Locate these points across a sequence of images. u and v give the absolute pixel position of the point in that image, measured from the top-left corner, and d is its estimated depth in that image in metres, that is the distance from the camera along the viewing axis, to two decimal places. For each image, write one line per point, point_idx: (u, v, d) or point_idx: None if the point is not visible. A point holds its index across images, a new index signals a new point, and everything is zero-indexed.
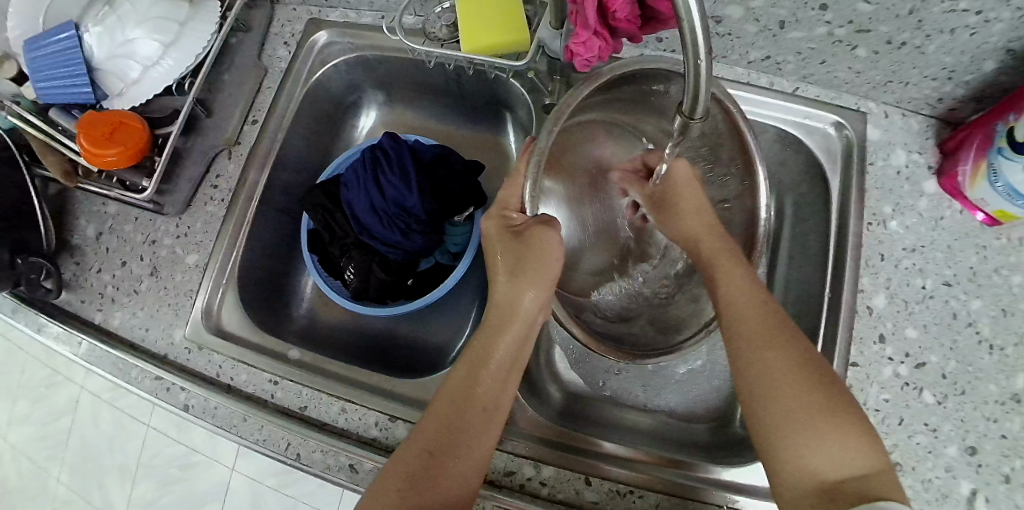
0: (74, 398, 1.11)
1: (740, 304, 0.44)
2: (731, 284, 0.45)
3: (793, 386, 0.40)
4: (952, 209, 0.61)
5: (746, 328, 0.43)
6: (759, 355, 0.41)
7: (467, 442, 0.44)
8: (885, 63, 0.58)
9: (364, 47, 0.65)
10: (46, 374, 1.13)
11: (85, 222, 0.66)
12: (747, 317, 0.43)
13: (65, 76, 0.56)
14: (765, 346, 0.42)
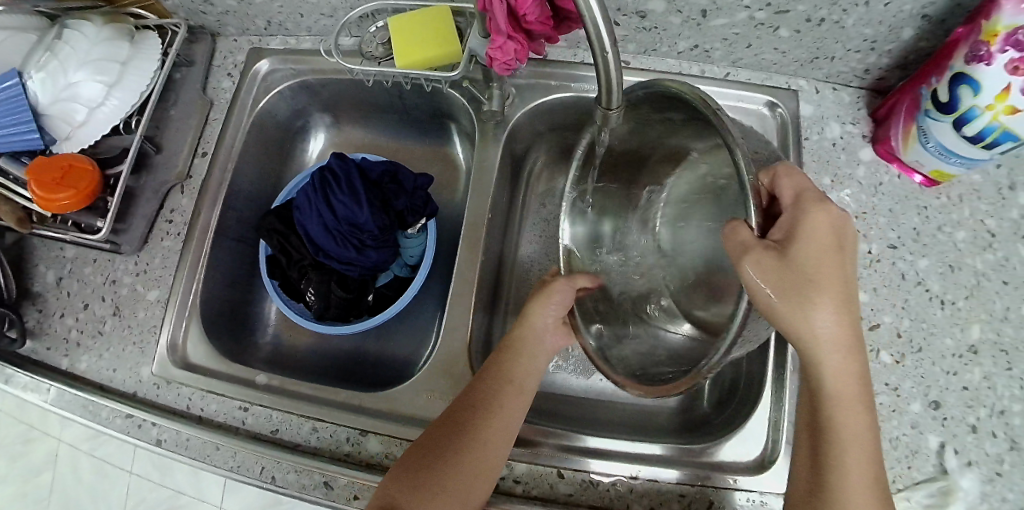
0: (51, 453, 1.08)
1: (824, 348, 0.40)
2: (816, 320, 0.39)
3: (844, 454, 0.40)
4: (891, 175, 0.63)
5: (838, 380, 0.40)
6: (835, 422, 0.41)
7: (479, 430, 0.48)
8: (808, 40, 0.59)
9: (306, 72, 0.67)
10: (16, 433, 1.10)
11: (45, 268, 0.67)
12: (828, 365, 0.40)
13: (12, 123, 0.58)
14: (848, 394, 0.41)
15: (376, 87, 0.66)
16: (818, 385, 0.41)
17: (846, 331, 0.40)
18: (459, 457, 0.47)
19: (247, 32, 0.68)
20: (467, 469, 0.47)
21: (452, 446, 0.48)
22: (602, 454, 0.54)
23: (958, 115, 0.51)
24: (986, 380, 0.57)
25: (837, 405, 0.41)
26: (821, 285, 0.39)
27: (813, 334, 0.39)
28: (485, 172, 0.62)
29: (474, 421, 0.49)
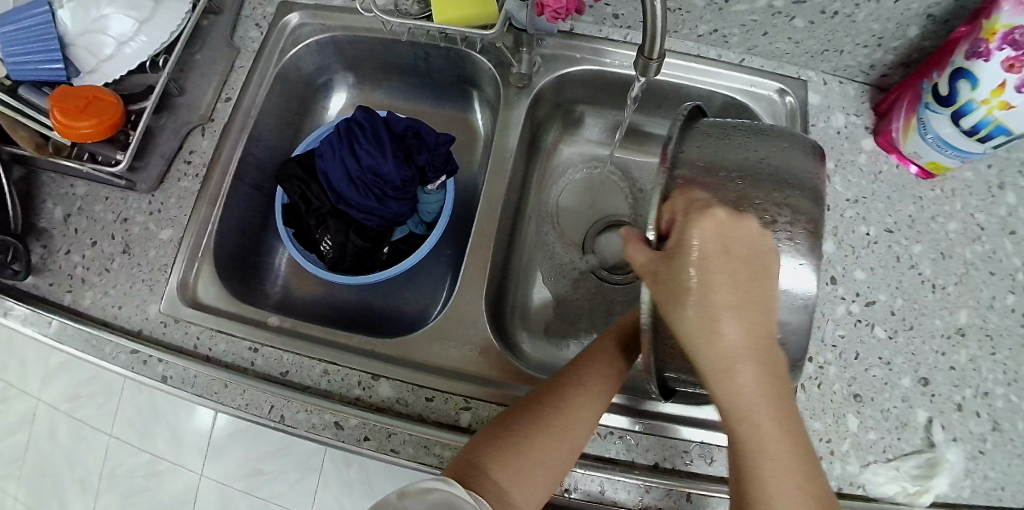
0: (29, 411, 1.06)
1: (721, 353, 0.34)
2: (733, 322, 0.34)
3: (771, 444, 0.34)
4: (889, 164, 0.64)
5: (729, 372, 0.34)
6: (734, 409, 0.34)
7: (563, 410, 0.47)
8: (821, 32, 0.61)
9: (335, 27, 0.67)
10: None
11: (53, 205, 0.66)
12: (738, 381, 0.34)
13: (37, 51, 0.58)
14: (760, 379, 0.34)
15: (403, 46, 0.67)
16: (723, 385, 0.34)
17: (745, 346, 0.34)
18: (567, 429, 0.46)
19: None
20: (552, 447, 0.45)
21: (530, 417, 0.47)
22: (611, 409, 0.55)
23: (956, 107, 0.53)
24: (971, 362, 0.59)
25: (733, 412, 0.34)
26: (717, 307, 0.34)
27: (712, 333, 0.34)
28: (506, 134, 0.64)
29: (552, 395, 0.48)
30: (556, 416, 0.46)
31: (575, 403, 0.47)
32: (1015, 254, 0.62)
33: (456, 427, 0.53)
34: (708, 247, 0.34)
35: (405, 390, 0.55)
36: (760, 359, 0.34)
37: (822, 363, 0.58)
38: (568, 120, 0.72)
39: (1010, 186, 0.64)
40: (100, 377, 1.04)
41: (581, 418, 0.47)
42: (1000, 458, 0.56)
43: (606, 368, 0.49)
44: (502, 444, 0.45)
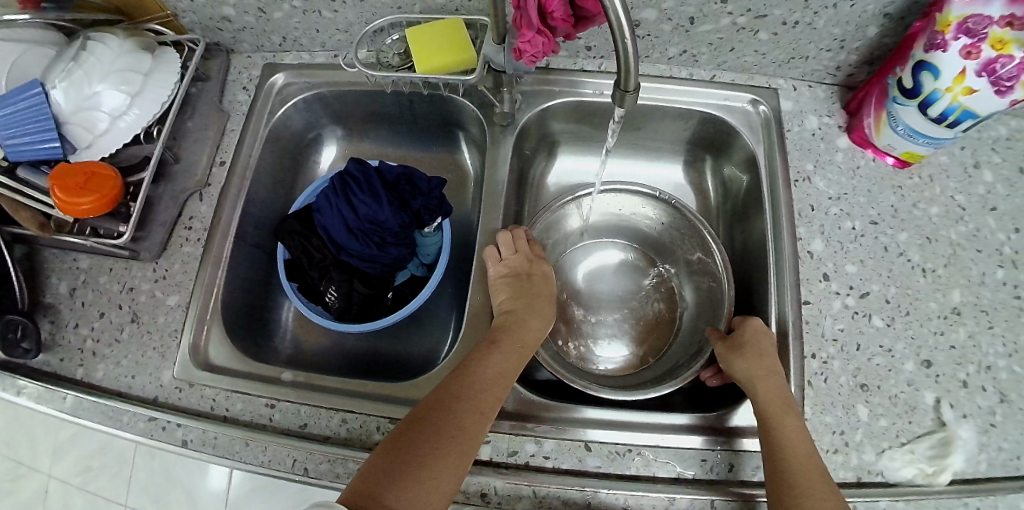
0: (41, 488, 1.04)
1: (766, 383, 0.54)
2: (749, 361, 0.56)
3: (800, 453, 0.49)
4: (866, 159, 0.67)
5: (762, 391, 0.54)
6: (774, 418, 0.52)
7: (456, 418, 0.48)
8: (785, 42, 0.64)
9: (320, 84, 0.69)
10: (8, 468, 1.06)
11: (58, 280, 0.67)
12: (775, 408, 0.52)
13: (36, 131, 0.58)
14: (781, 397, 0.53)
15: (387, 96, 0.69)
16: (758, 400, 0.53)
17: (776, 399, 0.53)
18: (453, 439, 0.47)
19: (261, 48, 0.71)
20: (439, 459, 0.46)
21: (419, 434, 0.47)
22: (617, 428, 0.56)
23: (922, 98, 0.56)
24: (970, 338, 0.61)
25: (770, 425, 0.51)
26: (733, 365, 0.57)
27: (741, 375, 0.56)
28: (495, 169, 0.65)
29: (441, 411, 0.48)
30: (451, 421, 0.48)
31: (462, 417, 0.48)
32: (997, 230, 0.65)
33: (477, 460, 0.55)
34: (752, 337, 0.58)
35: None
36: (781, 396, 0.53)
37: (825, 359, 0.59)
38: (552, 150, 0.74)
39: (985, 166, 0.67)
40: (111, 445, 1.04)
41: (468, 428, 0.48)
42: (1013, 430, 0.58)
43: (479, 384, 0.51)
44: (398, 457, 0.45)
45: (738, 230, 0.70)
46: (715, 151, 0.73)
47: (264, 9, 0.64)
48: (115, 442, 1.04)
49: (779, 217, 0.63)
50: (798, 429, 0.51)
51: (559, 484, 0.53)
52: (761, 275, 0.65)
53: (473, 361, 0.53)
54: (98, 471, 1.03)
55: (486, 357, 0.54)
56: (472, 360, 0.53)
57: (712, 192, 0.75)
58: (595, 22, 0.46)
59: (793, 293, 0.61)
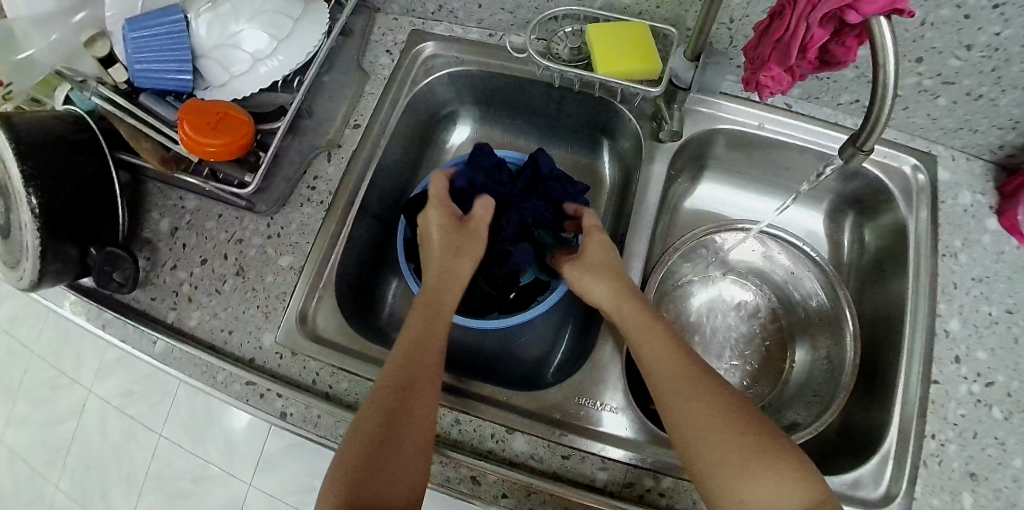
0: (81, 401, 1.09)
1: (649, 334, 0.51)
2: (606, 289, 0.54)
3: (705, 431, 0.44)
4: (1011, 246, 0.64)
5: (648, 351, 0.50)
6: (677, 397, 0.47)
7: (408, 413, 0.46)
8: (960, 112, 0.62)
9: (471, 62, 0.65)
10: (50, 377, 1.12)
11: (159, 216, 0.63)
12: (657, 368, 0.49)
13: (170, 61, 0.54)
14: (678, 369, 0.48)
15: (538, 87, 0.65)
16: (645, 359, 0.50)
17: (687, 377, 0.48)
18: (413, 415, 0.46)
19: (411, 12, 0.66)
20: (410, 437, 0.45)
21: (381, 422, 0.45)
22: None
23: None
24: None
25: (670, 403, 0.47)
26: (602, 297, 0.55)
27: (620, 312, 0.53)
28: (645, 189, 0.62)
29: (398, 395, 0.47)
30: (407, 417, 0.46)
31: (418, 393, 0.48)
32: None
33: (591, 486, 0.53)
34: (593, 254, 0.57)
35: (528, 445, 0.54)
36: (685, 371, 0.48)
37: (942, 441, 0.58)
38: (698, 174, 0.72)
39: None
40: (156, 378, 1.06)
41: (426, 399, 0.48)
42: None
43: (422, 360, 0.50)
44: (364, 468, 0.43)
45: (869, 295, 0.69)
46: (861, 210, 0.71)
47: None
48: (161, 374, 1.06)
49: (921, 290, 0.61)
50: (757, 414, 0.46)
51: None
52: (893, 347, 0.63)
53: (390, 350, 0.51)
54: (140, 396, 1.07)
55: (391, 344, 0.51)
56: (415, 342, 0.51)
57: (847, 251, 0.74)
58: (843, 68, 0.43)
59: (920, 369, 0.60)
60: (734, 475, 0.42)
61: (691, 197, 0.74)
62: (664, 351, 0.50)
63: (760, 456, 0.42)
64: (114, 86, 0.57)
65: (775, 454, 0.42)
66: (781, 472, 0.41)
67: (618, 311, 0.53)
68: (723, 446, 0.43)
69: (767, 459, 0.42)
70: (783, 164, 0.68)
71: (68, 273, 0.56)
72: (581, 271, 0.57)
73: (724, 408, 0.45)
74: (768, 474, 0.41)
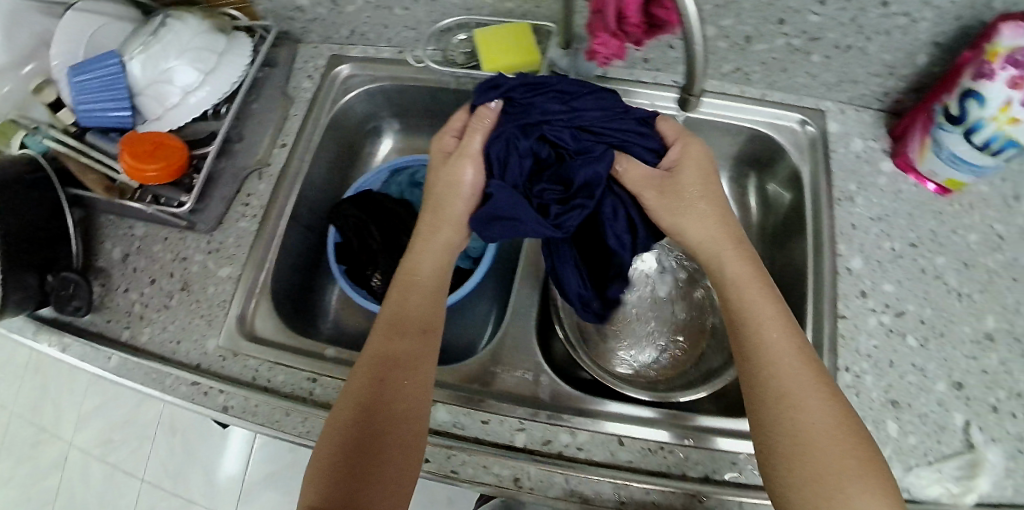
0: (63, 455, 1.16)
1: (750, 296, 0.50)
2: (732, 264, 0.51)
3: (839, 430, 0.43)
4: (908, 184, 0.68)
5: (756, 320, 0.48)
6: (791, 369, 0.45)
7: (393, 402, 0.47)
8: (837, 65, 0.65)
9: (382, 77, 0.72)
10: (30, 434, 1.19)
11: (111, 246, 0.68)
12: (773, 341, 0.47)
13: (109, 99, 0.60)
14: (787, 346, 0.47)
15: (448, 95, 0.71)
16: (759, 334, 0.48)
17: (789, 362, 0.46)
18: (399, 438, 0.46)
19: (329, 39, 0.73)
20: (393, 456, 0.45)
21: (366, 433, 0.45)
22: (629, 421, 0.58)
23: (966, 125, 0.57)
24: (1003, 364, 0.62)
25: (775, 389, 0.45)
26: (719, 251, 0.52)
27: (732, 276, 0.51)
28: None
29: (386, 408, 0.46)
30: (392, 395, 0.47)
31: (405, 410, 0.47)
32: None
33: (512, 447, 0.56)
34: (691, 182, 0.54)
35: (449, 414, 0.57)
36: (800, 354, 0.46)
37: (858, 372, 0.60)
38: None
39: None
40: (134, 421, 1.15)
41: (414, 420, 0.47)
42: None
43: (415, 375, 0.49)
44: (358, 454, 0.44)
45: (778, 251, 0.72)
46: (759, 167, 0.75)
47: (337, 1, 0.66)
48: (138, 417, 1.15)
49: (821, 232, 0.65)
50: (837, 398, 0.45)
51: (592, 476, 0.54)
52: (801, 292, 0.66)
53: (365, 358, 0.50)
54: (119, 445, 1.14)
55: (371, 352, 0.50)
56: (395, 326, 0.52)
57: (755, 208, 0.77)
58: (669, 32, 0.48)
59: (829, 306, 0.62)
60: (837, 469, 0.41)
61: None
62: (784, 336, 0.47)
63: (852, 453, 0.41)
64: (66, 130, 0.64)
65: (861, 446, 0.42)
66: (856, 464, 0.41)
67: (726, 265, 0.52)
68: (818, 437, 0.42)
69: (848, 448, 0.42)
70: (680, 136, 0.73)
71: (30, 302, 0.61)
72: (678, 205, 0.53)
73: (832, 398, 0.44)
74: (855, 468, 0.41)
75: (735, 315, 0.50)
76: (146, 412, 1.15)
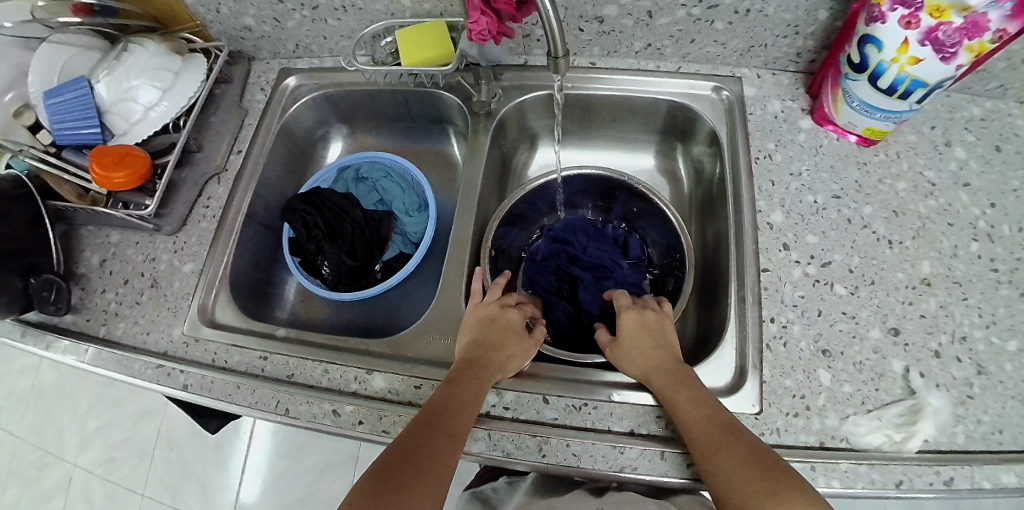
0: (66, 476, 1.25)
1: (669, 376, 0.56)
2: (649, 339, 0.61)
3: (749, 462, 0.47)
4: (830, 138, 0.68)
5: (680, 390, 0.54)
6: (707, 424, 0.51)
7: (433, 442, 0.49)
8: (742, 30, 0.67)
9: (327, 85, 0.80)
10: (35, 458, 1.28)
11: (90, 253, 0.73)
12: (683, 403, 0.53)
13: (79, 118, 0.67)
14: (702, 407, 0.52)
15: (385, 95, 0.79)
16: (679, 398, 0.54)
17: (711, 421, 0.51)
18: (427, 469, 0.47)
19: (278, 55, 0.81)
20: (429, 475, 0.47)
21: (392, 462, 0.48)
22: (553, 381, 0.59)
23: (869, 71, 0.58)
24: (942, 308, 0.60)
25: (700, 439, 0.50)
26: (639, 334, 0.62)
27: (652, 357, 0.59)
28: (475, 158, 0.72)
29: (417, 441, 0.49)
30: (435, 434, 0.50)
31: (438, 443, 0.49)
32: (971, 205, 0.63)
33: None
34: (634, 332, 0.63)
35: (384, 381, 0.60)
36: (715, 409, 0.52)
37: (784, 323, 0.60)
38: (532, 142, 0.81)
39: (955, 144, 0.66)
40: (131, 441, 1.24)
41: (448, 456, 0.49)
42: (992, 401, 0.56)
43: (455, 415, 0.52)
44: (388, 474, 0.47)
45: (709, 223, 0.73)
46: (682, 136, 0.77)
47: (278, 19, 0.74)
48: (135, 437, 1.25)
49: (740, 192, 0.66)
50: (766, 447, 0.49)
51: (517, 433, 0.56)
52: (725, 251, 0.67)
53: (447, 398, 0.53)
54: (119, 464, 1.23)
55: (455, 392, 0.54)
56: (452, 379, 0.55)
57: (685, 177, 0.79)
58: (535, 7, 0.51)
59: (751, 262, 0.63)
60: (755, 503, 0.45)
61: (534, 162, 0.82)
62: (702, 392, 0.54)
63: (776, 482, 0.45)
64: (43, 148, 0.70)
65: (786, 478, 0.46)
66: (791, 500, 0.44)
67: (644, 345, 0.61)
68: (739, 478, 0.47)
69: (777, 483, 0.45)
70: (602, 115, 0.77)
71: (14, 305, 0.64)
72: (624, 318, 0.64)
73: (750, 444, 0.49)
74: (784, 497, 0.44)
75: (658, 390, 0.56)
76: (143, 431, 1.25)
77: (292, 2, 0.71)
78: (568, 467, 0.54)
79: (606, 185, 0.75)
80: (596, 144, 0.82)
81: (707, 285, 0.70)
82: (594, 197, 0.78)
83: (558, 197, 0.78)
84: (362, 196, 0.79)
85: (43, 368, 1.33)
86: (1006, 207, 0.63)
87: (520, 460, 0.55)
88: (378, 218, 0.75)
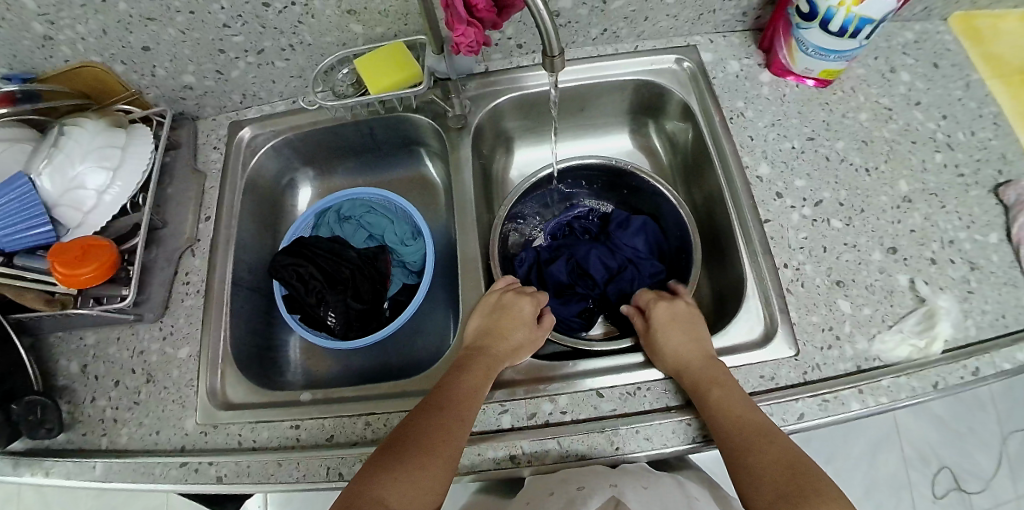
0: None
1: (707, 375, 0.55)
2: (682, 345, 0.58)
3: (775, 467, 0.47)
4: (790, 86, 0.73)
5: (715, 393, 0.53)
6: (731, 417, 0.51)
7: (428, 427, 0.50)
8: (690, 0, 0.70)
9: (285, 129, 0.76)
10: None
11: (67, 361, 0.66)
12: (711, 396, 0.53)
13: (27, 219, 0.60)
14: (734, 402, 0.52)
15: (349, 127, 0.75)
16: (717, 400, 0.53)
17: (743, 421, 0.51)
18: (430, 454, 0.48)
19: (225, 109, 0.78)
20: (420, 459, 0.48)
21: (398, 446, 0.49)
22: (603, 374, 0.59)
23: (820, 17, 0.61)
24: (927, 220, 0.64)
25: (731, 438, 0.50)
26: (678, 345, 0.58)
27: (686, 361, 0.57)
28: (461, 172, 0.70)
29: (414, 425, 0.51)
30: (433, 418, 0.51)
31: (444, 429, 0.50)
32: (927, 120, 0.70)
33: (500, 429, 0.57)
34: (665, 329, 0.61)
35: None
36: (740, 406, 0.52)
37: (797, 265, 0.63)
38: (509, 145, 0.80)
39: (900, 69, 0.73)
40: None
41: (450, 443, 0.50)
42: (989, 292, 0.60)
43: (456, 401, 0.53)
44: (382, 454, 0.49)
45: (695, 186, 0.77)
46: (654, 113, 0.79)
47: (222, 71, 0.71)
48: None
49: (724, 151, 0.69)
50: (806, 459, 0.48)
51: (581, 434, 0.55)
52: (721, 211, 0.70)
53: (455, 383, 0.54)
54: None
55: (463, 379, 0.55)
56: (457, 368, 0.57)
57: (662, 150, 0.82)
58: (515, 11, 0.51)
59: (752, 216, 0.66)
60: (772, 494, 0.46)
61: (512, 167, 0.82)
62: (726, 385, 0.54)
63: (798, 481, 0.46)
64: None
65: (807, 479, 0.46)
66: (798, 488, 0.45)
67: (687, 357, 0.57)
68: (758, 462, 0.48)
69: (804, 484, 0.45)
70: (570, 108, 0.79)
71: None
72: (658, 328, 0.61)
73: (781, 447, 0.49)
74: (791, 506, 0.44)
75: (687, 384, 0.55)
76: None
77: (234, 50, 0.68)
78: (645, 452, 0.54)
79: (592, 171, 0.76)
80: (570, 134, 0.83)
81: (711, 244, 0.73)
82: (580, 186, 0.79)
83: (546, 192, 0.77)
84: (349, 236, 0.76)
85: (24, 489, 1.17)
86: (956, 117, 0.70)
87: (597, 458, 0.54)
88: (373, 253, 0.73)
